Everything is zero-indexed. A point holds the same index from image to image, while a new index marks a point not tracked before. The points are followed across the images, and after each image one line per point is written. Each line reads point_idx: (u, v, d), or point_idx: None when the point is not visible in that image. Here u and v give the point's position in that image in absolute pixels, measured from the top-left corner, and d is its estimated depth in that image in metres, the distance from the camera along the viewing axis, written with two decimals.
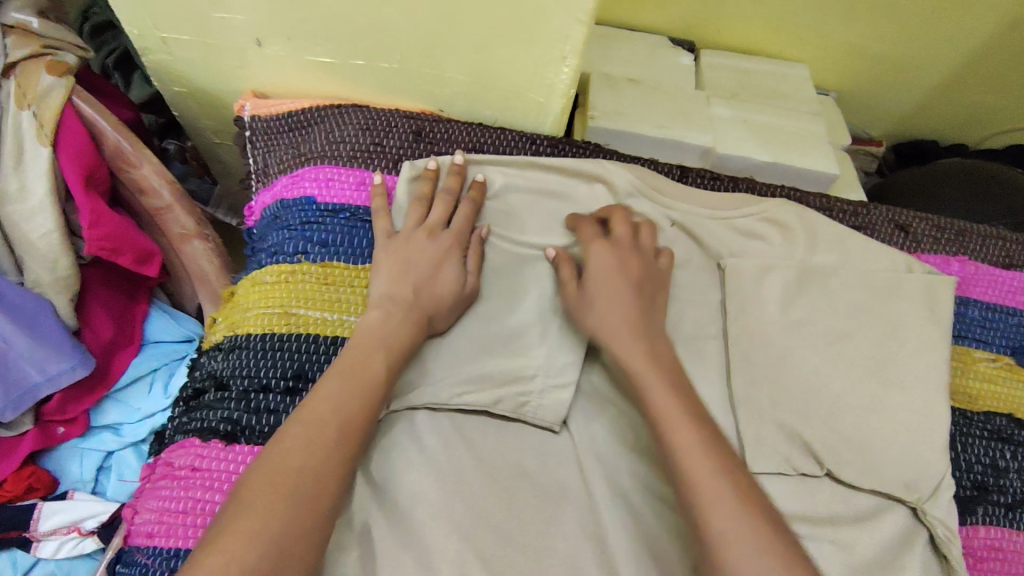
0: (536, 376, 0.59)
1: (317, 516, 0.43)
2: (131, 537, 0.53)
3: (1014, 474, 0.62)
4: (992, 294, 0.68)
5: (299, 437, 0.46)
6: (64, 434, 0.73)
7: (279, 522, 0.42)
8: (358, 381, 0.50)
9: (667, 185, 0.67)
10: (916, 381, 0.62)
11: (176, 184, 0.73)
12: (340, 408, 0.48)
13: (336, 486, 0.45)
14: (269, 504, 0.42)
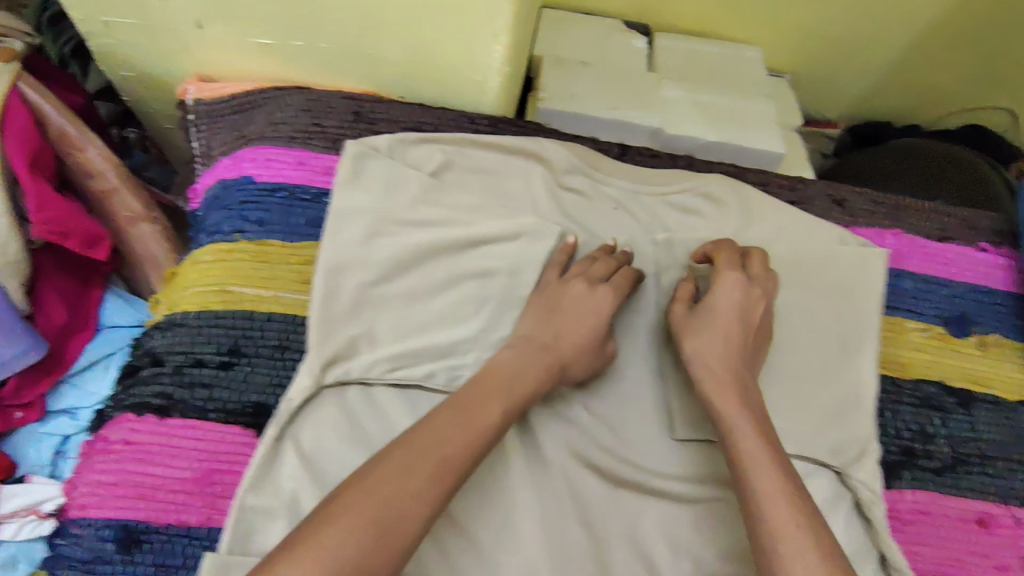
0: (470, 350, 0.58)
1: (394, 548, 0.40)
2: (68, 510, 0.53)
3: (941, 440, 0.63)
4: (926, 266, 0.70)
5: (398, 461, 0.44)
6: (21, 418, 0.73)
7: (356, 548, 0.39)
8: (468, 416, 0.48)
9: (604, 162, 0.68)
10: (849, 350, 0.64)
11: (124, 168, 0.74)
12: (444, 438, 0.46)
13: (419, 515, 0.42)
14: (348, 526, 0.40)
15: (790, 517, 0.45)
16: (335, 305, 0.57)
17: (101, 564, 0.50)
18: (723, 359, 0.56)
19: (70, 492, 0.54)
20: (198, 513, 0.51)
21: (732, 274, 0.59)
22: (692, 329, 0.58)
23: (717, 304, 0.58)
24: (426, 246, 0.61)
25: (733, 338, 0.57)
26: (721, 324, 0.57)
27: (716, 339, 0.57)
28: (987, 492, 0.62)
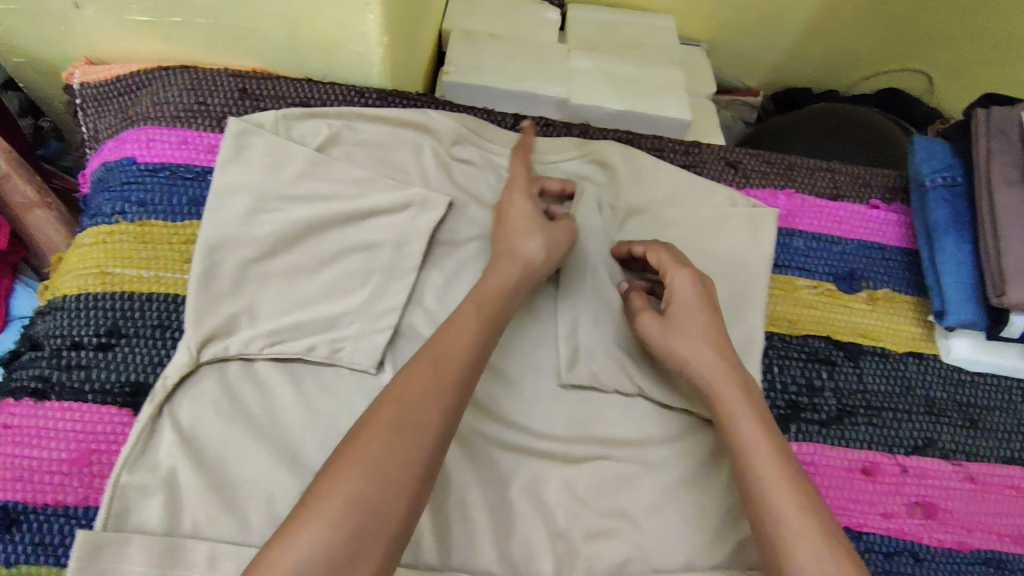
0: (354, 322, 0.58)
1: (420, 443, 0.42)
2: None
3: (828, 392, 0.65)
4: (817, 224, 0.72)
5: (389, 417, 0.42)
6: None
7: (360, 502, 0.38)
8: (456, 321, 0.49)
9: (496, 133, 0.68)
10: (737, 308, 0.65)
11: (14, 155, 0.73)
12: (448, 341, 0.48)
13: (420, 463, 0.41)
14: (372, 434, 0.41)
15: (793, 501, 0.47)
16: (215, 282, 0.58)
17: None
18: (714, 353, 0.56)
19: None
20: (75, 492, 0.51)
21: (681, 271, 0.60)
22: (671, 333, 0.57)
23: (682, 304, 0.58)
24: (309, 220, 0.61)
25: (707, 327, 0.57)
26: (694, 321, 0.58)
27: (694, 340, 0.57)
28: (875, 442, 0.64)
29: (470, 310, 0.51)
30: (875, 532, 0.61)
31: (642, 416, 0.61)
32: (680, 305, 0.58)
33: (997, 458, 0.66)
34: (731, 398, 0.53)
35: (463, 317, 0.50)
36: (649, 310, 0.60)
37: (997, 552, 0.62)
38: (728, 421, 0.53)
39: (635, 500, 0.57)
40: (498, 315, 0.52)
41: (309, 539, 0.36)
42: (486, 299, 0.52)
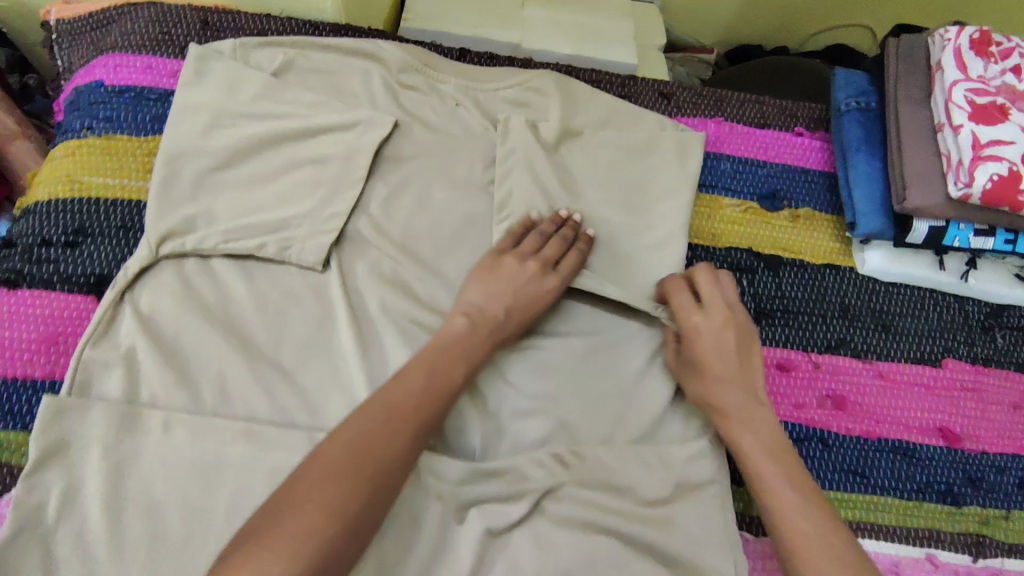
0: (302, 224, 0.64)
1: (379, 504, 0.47)
2: None
3: (747, 297, 0.70)
4: (743, 149, 0.76)
5: (381, 428, 0.49)
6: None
7: (352, 506, 0.45)
8: (438, 383, 0.54)
9: (440, 63, 0.74)
10: (663, 222, 0.70)
11: None
12: (423, 402, 0.52)
13: (399, 475, 0.49)
14: (350, 486, 0.46)
15: (811, 526, 0.53)
16: (175, 187, 0.63)
17: None
18: (737, 398, 0.60)
19: None
20: (43, 367, 0.57)
21: (691, 316, 0.63)
22: (691, 380, 0.62)
23: (695, 350, 0.62)
24: (262, 134, 0.66)
25: (716, 371, 0.61)
26: (709, 366, 0.61)
27: (718, 388, 0.61)
28: (791, 342, 0.69)
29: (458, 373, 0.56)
30: (788, 420, 0.66)
31: (571, 317, 0.66)
32: (697, 354, 0.62)
33: (909, 359, 0.70)
34: (746, 436, 0.59)
35: (445, 378, 0.55)
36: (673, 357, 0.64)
37: (906, 441, 0.67)
38: (747, 456, 0.58)
39: (562, 386, 0.62)
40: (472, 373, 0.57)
41: (299, 531, 0.43)
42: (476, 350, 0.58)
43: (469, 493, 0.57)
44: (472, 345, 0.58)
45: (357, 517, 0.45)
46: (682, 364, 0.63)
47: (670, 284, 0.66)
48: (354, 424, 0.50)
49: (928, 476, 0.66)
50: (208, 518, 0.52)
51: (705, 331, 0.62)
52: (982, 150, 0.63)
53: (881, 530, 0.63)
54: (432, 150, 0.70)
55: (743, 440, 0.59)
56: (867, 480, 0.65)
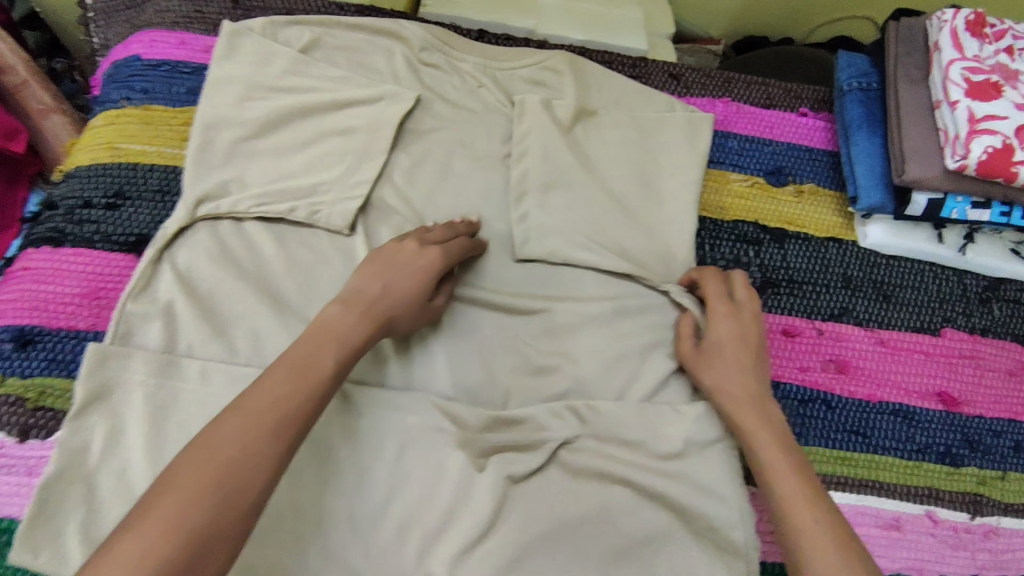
0: (330, 190, 0.67)
1: (235, 510, 0.42)
2: None
3: (753, 267, 0.73)
4: (750, 128, 0.80)
5: (237, 429, 0.44)
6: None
7: (196, 519, 0.40)
8: (303, 376, 0.48)
9: (459, 41, 0.77)
10: (671, 199, 0.73)
11: (32, 64, 0.84)
12: (284, 397, 0.46)
13: (261, 478, 0.43)
14: (190, 497, 0.41)
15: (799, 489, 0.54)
16: (210, 155, 0.66)
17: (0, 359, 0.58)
18: (745, 382, 0.62)
19: None
20: (85, 319, 0.60)
21: (723, 304, 0.66)
22: (704, 361, 0.64)
23: (719, 334, 0.64)
24: (291, 106, 0.69)
25: (736, 357, 0.63)
26: (728, 351, 0.63)
27: (728, 371, 0.62)
28: (795, 309, 0.72)
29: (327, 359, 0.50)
30: (792, 382, 0.69)
31: (585, 282, 0.69)
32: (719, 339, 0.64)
33: (909, 328, 0.73)
34: (745, 402, 0.60)
35: (312, 367, 0.49)
36: (688, 336, 0.66)
37: (906, 404, 0.70)
38: (749, 432, 0.59)
39: (576, 346, 0.66)
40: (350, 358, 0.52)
41: (133, 551, 0.38)
42: (347, 330, 0.53)
43: (490, 440, 0.60)
44: (341, 320, 0.53)
45: (207, 531, 0.40)
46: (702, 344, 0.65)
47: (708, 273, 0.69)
48: (206, 428, 0.44)
49: (928, 438, 0.69)
50: None
51: (731, 323, 0.65)
52: (977, 124, 0.67)
53: (882, 487, 0.66)
54: (450, 124, 0.73)
55: (740, 408, 0.60)
56: (870, 441, 0.68)
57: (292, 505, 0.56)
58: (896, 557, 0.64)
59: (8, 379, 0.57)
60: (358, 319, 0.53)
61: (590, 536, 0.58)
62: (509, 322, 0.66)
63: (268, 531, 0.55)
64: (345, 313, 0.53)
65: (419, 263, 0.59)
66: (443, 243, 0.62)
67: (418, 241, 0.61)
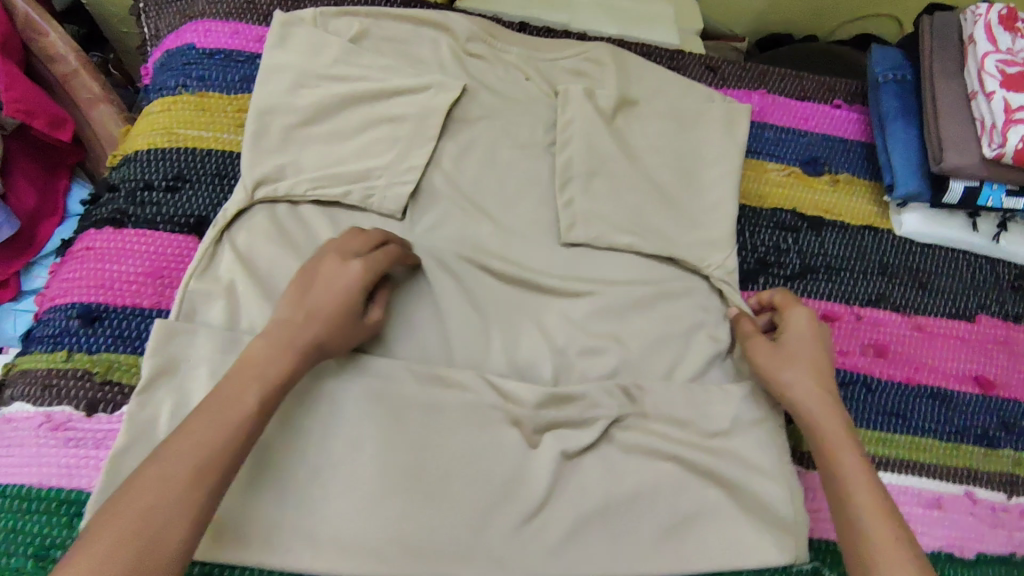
0: (383, 175, 0.68)
1: (156, 559, 0.43)
2: (44, 302, 0.64)
3: (793, 253, 0.75)
4: (786, 120, 0.81)
5: (158, 474, 0.45)
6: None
7: (121, 565, 0.41)
8: (227, 416, 0.48)
9: (503, 34, 0.79)
10: (713, 186, 0.74)
11: (82, 53, 0.86)
12: (198, 446, 0.46)
13: (188, 520, 0.44)
14: (117, 543, 0.42)
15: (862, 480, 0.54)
16: (266, 140, 0.68)
17: (68, 334, 0.60)
18: (815, 383, 0.60)
19: (48, 290, 0.64)
20: (150, 298, 0.62)
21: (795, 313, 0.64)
22: (780, 356, 0.62)
23: (793, 337, 0.63)
24: (342, 93, 0.71)
25: (814, 357, 0.61)
26: (802, 355, 0.62)
27: (800, 371, 0.60)
28: (834, 295, 0.73)
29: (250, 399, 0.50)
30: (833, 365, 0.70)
31: (630, 266, 0.70)
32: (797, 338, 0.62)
33: (945, 314, 0.75)
34: (811, 391, 0.60)
35: (227, 412, 0.49)
36: (758, 336, 0.64)
37: (943, 388, 0.71)
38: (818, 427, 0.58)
39: (624, 328, 0.67)
40: (276, 391, 0.52)
41: None
42: (265, 359, 0.52)
43: (545, 417, 0.62)
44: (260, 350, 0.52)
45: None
46: (778, 342, 0.63)
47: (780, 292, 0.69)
48: (134, 475, 0.45)
49: (966, 420, 0.70)
50: (307, 434, 0.58)
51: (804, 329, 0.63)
52: (1013, 114, 0.68)
53: (922, 468, 0.68)
54: (496, 112, 0.74)
55: (806, 399, 0.59)
56: (910, 423, 0.69)
57: (353, 479, 0.57)
58: (938, 535, 0.65)
59: (76, 354, 0.59)
60: (282, 348, 0.53)
61: (641, 511, 0.60)
62: (558, 304, 0.68)
63: (331, 503, 0.56)
64: (267, 346, 0.52)
65: (343, 282, 0.57)
66: (366, 254, 0.59)
67: (340, 255, 0.58)
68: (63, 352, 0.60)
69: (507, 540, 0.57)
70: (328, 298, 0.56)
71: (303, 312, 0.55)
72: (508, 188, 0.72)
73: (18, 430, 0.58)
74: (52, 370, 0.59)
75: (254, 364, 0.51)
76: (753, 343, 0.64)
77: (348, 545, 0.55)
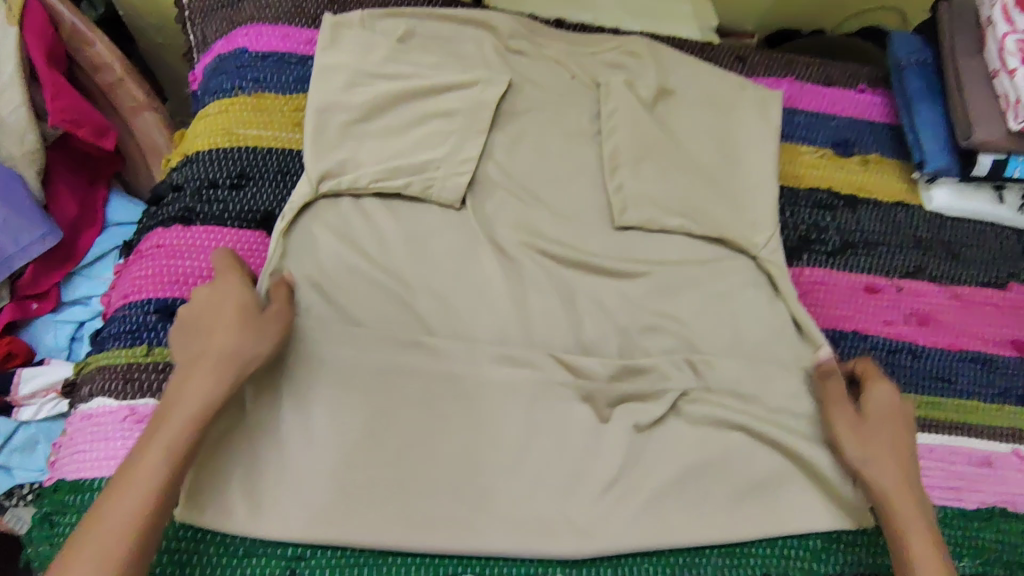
0: (440, 166, 0.70)
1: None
2: (116, 300, 0.65)
3: (832, 230, 0.78)
4: (814, 105, 0.85)
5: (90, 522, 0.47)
6: (37, 309, 0.88)
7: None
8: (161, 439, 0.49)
9: (542, 30, 0.82)
10: (753, 168, 0.77)
11: (124, 61, 0.90)
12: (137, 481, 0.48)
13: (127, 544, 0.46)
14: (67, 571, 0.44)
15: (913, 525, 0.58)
16: (326, 136, 0.70)
17: (147, 329, 0.62)
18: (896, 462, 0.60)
19: (119, 288, 0.66)
20: None
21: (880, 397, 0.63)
22: (860, 435, 0.61)
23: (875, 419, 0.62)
24: (395, 90, 0.72)
25: (898, 438, 0.61)
26: (883, 437, 0.61)
27: (880, 451, 0.61)
28: (875, 268, 0.76)
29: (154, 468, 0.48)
30: (878, 334, 0.73)
31: (681, 246, 0.73)
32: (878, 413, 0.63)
33: (979, 283, 0.78)
34: (881, 455, 0.60)
35: (126, 485, 0.48)
36: (841, 409, 0.63)
37: (983, 352, 0.74)
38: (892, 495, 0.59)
39: (678, 307, 0.70)
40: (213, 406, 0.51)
41: None
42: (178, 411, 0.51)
43: (616, 390, 0.63)
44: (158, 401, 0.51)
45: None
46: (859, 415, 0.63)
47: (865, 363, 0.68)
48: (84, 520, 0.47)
49: (1007, 382, 0.74)
50: (388, 416, 0.59)
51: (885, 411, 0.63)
52: None
53: (972, 429, 0.70)
54: (541, 105, 0.77)
55: (866, 458, 0.60)
56: (955, 387, 0.72)
57: (436, 456, 0.58)
58: (991, 491, 0.68)
59: (156, 348, 0.62)
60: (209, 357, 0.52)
61: (712, 479, 0.62)
62: (615, 284, 0.70)
63: (416, 483, 0.57)
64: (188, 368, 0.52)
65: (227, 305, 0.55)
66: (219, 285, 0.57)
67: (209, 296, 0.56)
68: (143, 346, 0.61)
69: (591, 511, 0.59)
70: (212, 323, 0.54)
71: (206, 339, 0.53)
72: (560, 176, 0.74)
73: (100, 425, 0.59)
74: (132, 364, 0.61)
75: (193, 404, 0.51)
76: (835, 417, 0.63)
77: (437, 521, 0.56)
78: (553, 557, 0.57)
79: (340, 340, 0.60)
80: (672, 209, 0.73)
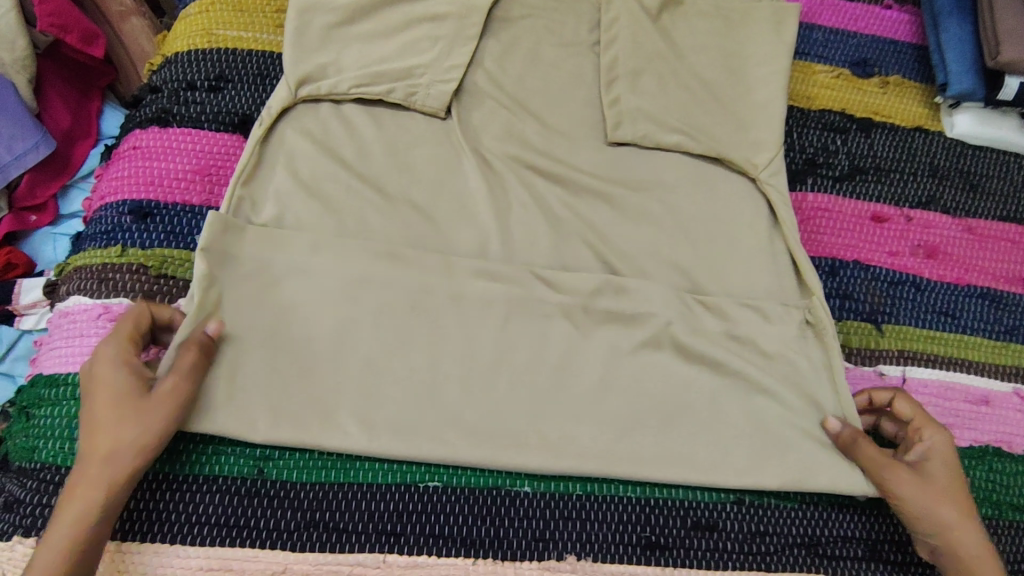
0: (426, 72, 0.67)
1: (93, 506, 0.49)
2: (94, 202, 0.65)
3: (842, 154, 0.73)
4: (835, 21, 0.78)
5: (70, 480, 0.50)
6: (36, 221, 0.85)
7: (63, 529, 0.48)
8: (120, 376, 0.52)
9: None
10: (760, 86, 0.72)
11: None
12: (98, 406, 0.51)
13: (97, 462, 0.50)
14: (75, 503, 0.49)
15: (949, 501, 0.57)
16: (306, 37, 0.66)
17: (121, 230, 0.61)
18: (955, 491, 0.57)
19: (98, 191, 0.66)
20: (199, 196, 0.64)
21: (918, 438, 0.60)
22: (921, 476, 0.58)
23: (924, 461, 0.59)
24: None
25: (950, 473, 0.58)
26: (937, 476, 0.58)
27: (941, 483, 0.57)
28: (884, 196, 0.72)
29: (112, 426, 0.50)
30: (881, 265, 0.70)
31: (676, 167, 0.69)
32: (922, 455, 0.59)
33: (996, 216, 0.73)
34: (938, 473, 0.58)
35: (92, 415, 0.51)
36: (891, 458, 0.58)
37: (992, 288, 0.71)
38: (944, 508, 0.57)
39: (670, 230, 0.67)
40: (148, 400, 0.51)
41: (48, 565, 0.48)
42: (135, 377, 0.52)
43: (597, 308, 0.61)
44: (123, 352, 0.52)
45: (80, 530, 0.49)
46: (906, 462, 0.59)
47: (907, 400, 0.61)
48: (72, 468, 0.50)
49: (1016, 319, 0.70)
50: (359, 327, 0.58)
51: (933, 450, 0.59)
52: None
53: (972, 365, 0.67)
54: (536, 12, 0.72)
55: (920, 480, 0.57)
56: (958, 322, 0.69)
57: (407, 368, 0.57)
58: (987, 429, 0.65)
59: (130, 249, 0.61)
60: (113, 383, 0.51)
61: (693, 405, 0.60)
62: (606, 205, 0.67)
63: (386, 389, 0.57)
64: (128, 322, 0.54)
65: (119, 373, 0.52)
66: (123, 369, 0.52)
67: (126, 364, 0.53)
68: (118, 247, 0.61)
69: (563, 429, 0.58)
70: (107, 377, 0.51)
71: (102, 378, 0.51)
72: (554, 89, 0.70)
73: (76, 322, 0.59)
74: (107, 264, 0.60)
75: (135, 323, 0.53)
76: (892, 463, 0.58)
77: (407, 429, 0.56)
78: (520, 471, 0.57)
79: (315, 248, 0.59)
80: (671, 126, 0.69)
